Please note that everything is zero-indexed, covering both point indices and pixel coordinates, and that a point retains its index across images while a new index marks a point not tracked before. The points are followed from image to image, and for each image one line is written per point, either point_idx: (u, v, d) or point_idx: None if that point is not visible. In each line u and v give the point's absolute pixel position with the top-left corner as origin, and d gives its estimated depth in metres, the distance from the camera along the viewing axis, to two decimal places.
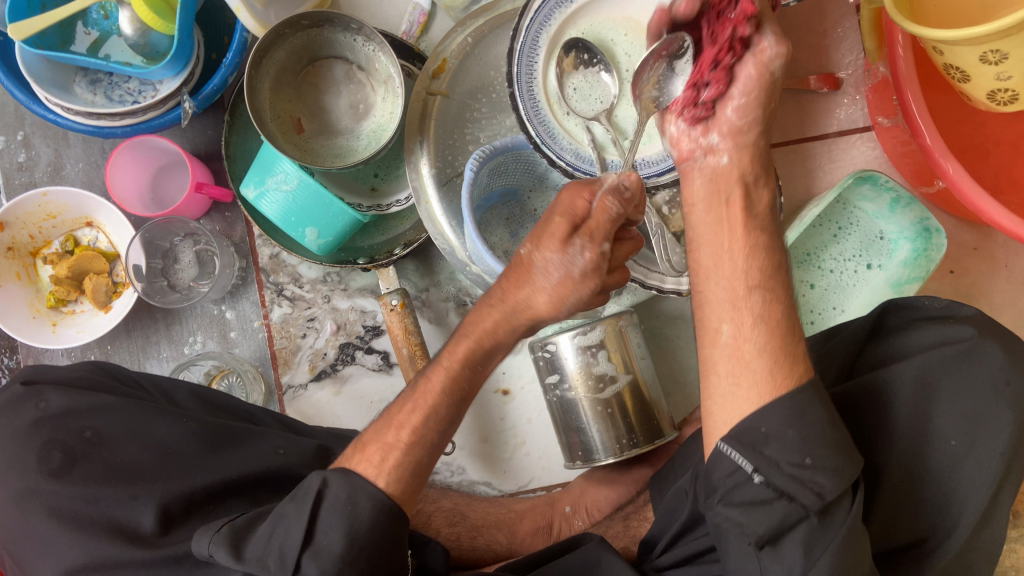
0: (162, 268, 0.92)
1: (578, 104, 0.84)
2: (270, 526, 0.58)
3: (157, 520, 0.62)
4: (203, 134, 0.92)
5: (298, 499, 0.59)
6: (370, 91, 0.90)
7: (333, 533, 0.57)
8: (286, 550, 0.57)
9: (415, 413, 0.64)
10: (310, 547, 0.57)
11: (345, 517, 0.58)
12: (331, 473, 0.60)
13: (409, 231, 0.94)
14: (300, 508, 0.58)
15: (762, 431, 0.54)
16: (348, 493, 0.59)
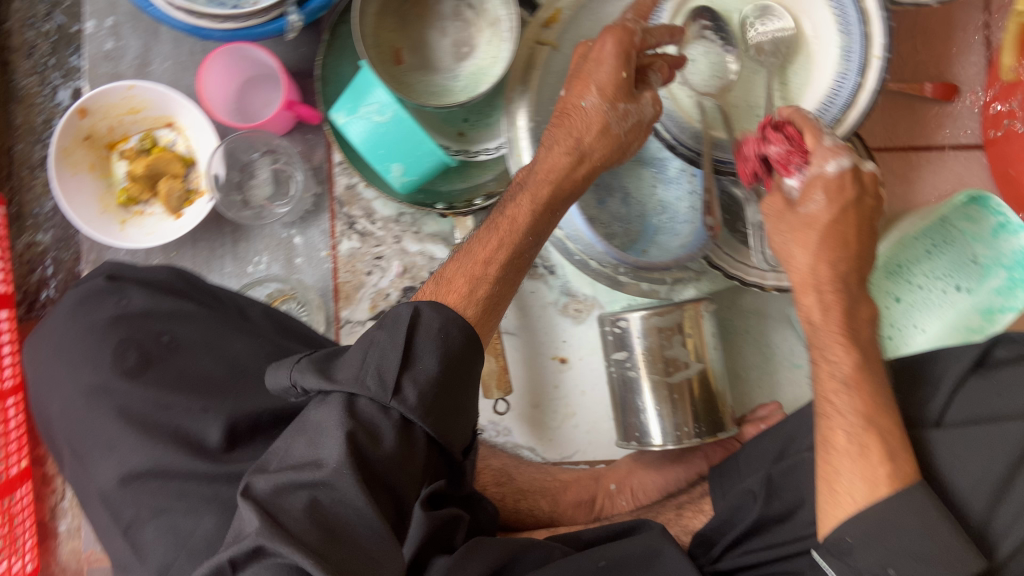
0: (238, 182, 0.89)
1: (693, 76, 0.80)
2: (361, 350, 0.53)
3: (222, 436, 0.59)
4: (298, 49, 0.89)
5: (388, 328, 0.54)
6: (476, 31, 0.87)
7: (430, 357, 0.53)
8: (385, 372, 0.52)
9: (499, 250, 0.63)
10: (409, 370, 0.52)
11: (442, 344, 0.54)
12: (422, 303, 0.56)
13: (492, 183, 0.91)
14: (397, 337, 0.53)
15: (846, 540, 0.57)
16: (432, 323, 0.55)
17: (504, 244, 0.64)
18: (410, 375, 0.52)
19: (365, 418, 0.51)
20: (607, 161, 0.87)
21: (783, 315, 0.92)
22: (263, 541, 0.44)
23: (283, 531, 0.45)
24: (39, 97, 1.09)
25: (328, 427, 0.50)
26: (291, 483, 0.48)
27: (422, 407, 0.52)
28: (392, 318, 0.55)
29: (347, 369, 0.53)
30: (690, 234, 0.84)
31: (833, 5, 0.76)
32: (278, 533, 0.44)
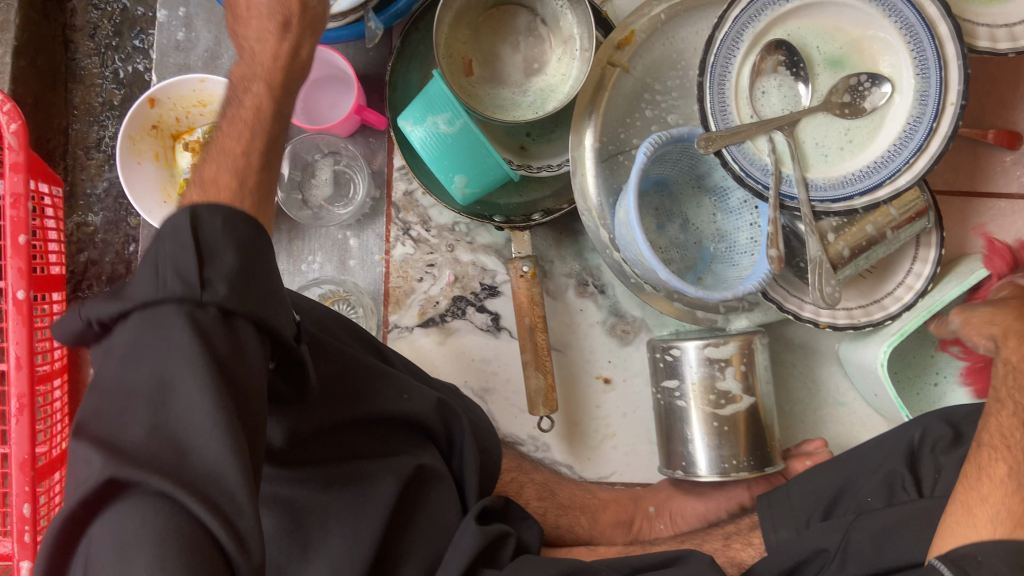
0: (299, 181, 0.90)
1: (763, 110, 0.81)
2: (150, 261, 0.45)
3: (285, 438, 0.60)
4: (367, 54, 0.89)
5: (167, 233, 0.45)
6: (547, 48, 0.86)
7: (226, 249, 0.45)
8: (183, 268, 0.44)
9: (246, 138, 0.54)
10: (211, 263, 0.45)
11: (232, 235, 0.46)
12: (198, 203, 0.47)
13: (550, 199, 0.91)
14: (180, 239, 0.44)
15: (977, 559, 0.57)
16: (175, 224, 0.45)
17: (246, 130, 0.55)
18: (212, 262, 0.45)
19: (178, 325, 0.43)
20: (667, 185, 0.88)
21: (833, 352, 0.93)
22: (115, 474, 0.39)
23: (132, 459, 0.40)
24: (100, 78, 1.09)
25: (143, 347, 0.43)
26: (119, 408, 0.42)
27: (233, 292, 0.45)
28: (169, 225, 0.45)
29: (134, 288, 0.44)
30: (749, 267, 0.82)
31: (914, 48, 0.76)
32: (124, 462, 0.39)
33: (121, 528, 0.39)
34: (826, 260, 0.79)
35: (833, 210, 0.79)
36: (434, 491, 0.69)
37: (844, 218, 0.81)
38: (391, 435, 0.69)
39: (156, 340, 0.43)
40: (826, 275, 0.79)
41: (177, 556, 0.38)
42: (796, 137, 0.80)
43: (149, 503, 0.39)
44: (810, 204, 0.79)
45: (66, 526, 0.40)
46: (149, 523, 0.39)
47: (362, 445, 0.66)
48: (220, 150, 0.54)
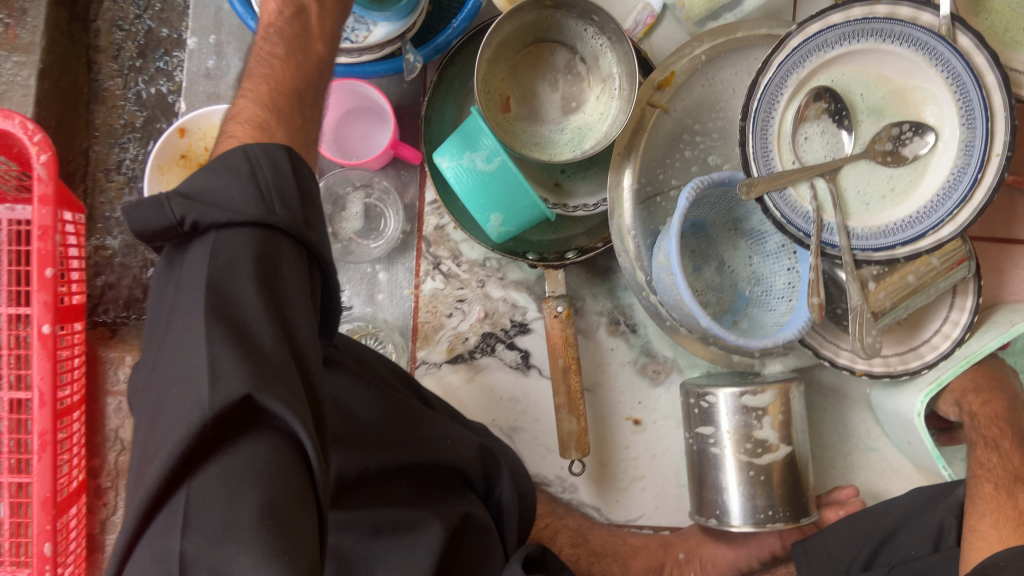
0: (330, 214, 0.89)
1: (805, 155, 0.80)
2: (257, 178, 0.45)
3: (335, 480, 0.58)
4: (402, 86, 0.88)
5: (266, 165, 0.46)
6: (585, 86, 0.86)
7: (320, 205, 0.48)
8: (294, 204, 0.46)
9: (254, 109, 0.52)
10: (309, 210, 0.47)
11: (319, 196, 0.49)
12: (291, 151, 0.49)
13: (583, 238, 0.90)
14: (282, 175, 0.46)
15: None
16: (266, 153, 0.46)
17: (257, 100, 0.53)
18: (311, 209, 0.47)
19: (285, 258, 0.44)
20: (702, 228, 0.89)
21: (865, 397, 0.92)
22: (257, 396, 0.39)
23: (270, 374, 0.40)
24: (123, 99, 1.07)
25: (256, 259, 0.43)
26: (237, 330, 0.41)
27: (321, 240, 0.47)
28: (267, 156, 0.46)
29: (235, 198, 0.44)
30: (787, 311, 0.81)
31: (959, 98, 0.75)
32: (267, 389, 0.39)
33: (240, 463, 0.39)
34: (866, 309, 0.78)
35: (874, 259, 0.78)
36: (482, 542, 0.68)
37: (885, 267, 0.80)
38: (428, 480, 0.68)
39: (271, 268, 0.43)
40: (867, 325, 0.78)
41: (286, 499, 0.39)
42: (838, 183, 0.79)
43: (272, 430, 0.40)
44: (851, 253, 0.78)
45: (179, 450, 0.38)
46: (268, 459, 0.39)
47: (400, 490, 0.64)
48: (240, 119, 0.52)
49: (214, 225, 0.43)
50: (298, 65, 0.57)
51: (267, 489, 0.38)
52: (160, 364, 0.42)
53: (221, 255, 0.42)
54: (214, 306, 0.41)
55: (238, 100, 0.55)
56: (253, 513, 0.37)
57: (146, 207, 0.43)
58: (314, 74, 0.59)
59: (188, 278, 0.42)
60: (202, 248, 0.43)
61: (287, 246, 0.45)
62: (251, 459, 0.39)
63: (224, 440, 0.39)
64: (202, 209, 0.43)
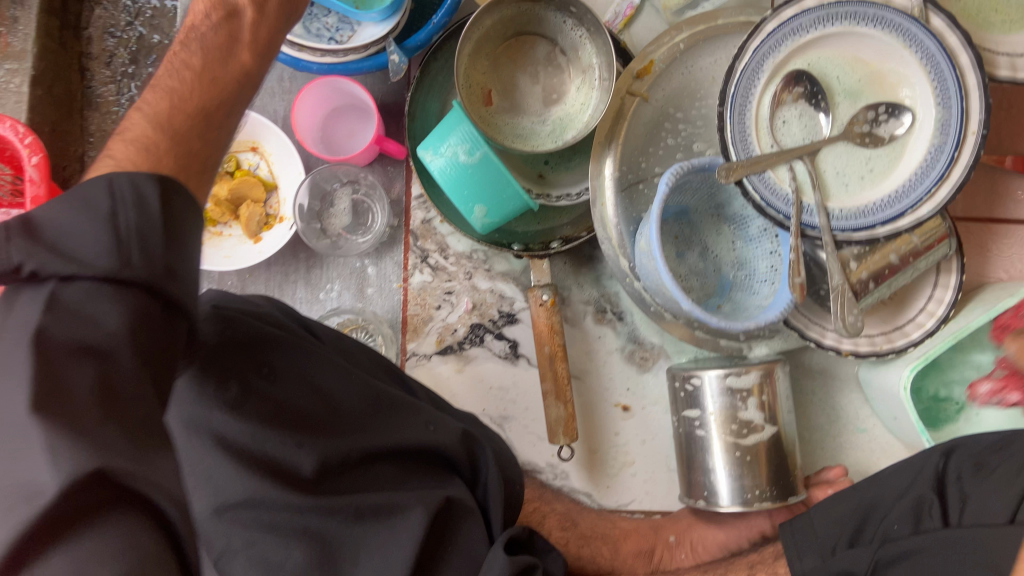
0: (318, 211, 0.90)
1: (784, 138, 0.80)
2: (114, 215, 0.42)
3: (317, 465, 0.60)
4: (386, 83, 0.90)
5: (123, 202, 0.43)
6: (566, 77, 0.87)
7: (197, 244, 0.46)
8: (153, 241, 0.42)
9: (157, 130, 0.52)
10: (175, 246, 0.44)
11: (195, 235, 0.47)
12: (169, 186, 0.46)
13: (568, 227, 0.91)
14: (147, 215, 0.43)
15: None
16: (131, 192, 0.43)
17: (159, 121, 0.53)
18: (177, 256, 0.44)
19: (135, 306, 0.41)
20: (686, 214, 0.89)
21: (851, 377, 0.93)
22: (105, 472, 0.34)
23: (115, 450, 0.35)
24: (116, 105, 1.09)
25: (100, 310, 0.39)
26: (68, 401, 0.36)
27: (190, 295, 0.44)
28: (132, 189, 0.43)
29: (85, 245, 0.41)
30: (770, 294, 0.82)
31: (935, 78, 0.76)
32: (116, 458, 0.35)
33: (84, 545, 0.33)
34: (847, 289, 0.79)
35: (854, 239, 0.79)
36: (465, 524, 0.69)
37: (864, 248, 0.81)
38: (410, 461, 0.69)
39: (117, 327, 0.39)
40: (848, 305, 0.79)
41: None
42: (817, 165, 0.80)
43: (123, 514, 0.35)
44: (832, 233, 0.78)
45: (6, 537, 0.32)
46: (125, 533, 0.34)
47: (383, 474, 0.66)
48: (129, 135, 0.51)
49: (57, 276, 0.40)
50: (214, 78, 0.58)
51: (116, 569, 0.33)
52: None
53: (63, 307, 0.39)
54: (46, 371, 0.36)
55: (134, 113, 0.54)
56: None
57: None
58: (230, 90, 0.59)
59: (14, 335, 0.37)
60: (38, 300, 0.39)
61: (138, 296, 0.41)
62: (99, 537, 0.34)
63: (64, 520, 0.34)
64: (45, 256, 0.40)
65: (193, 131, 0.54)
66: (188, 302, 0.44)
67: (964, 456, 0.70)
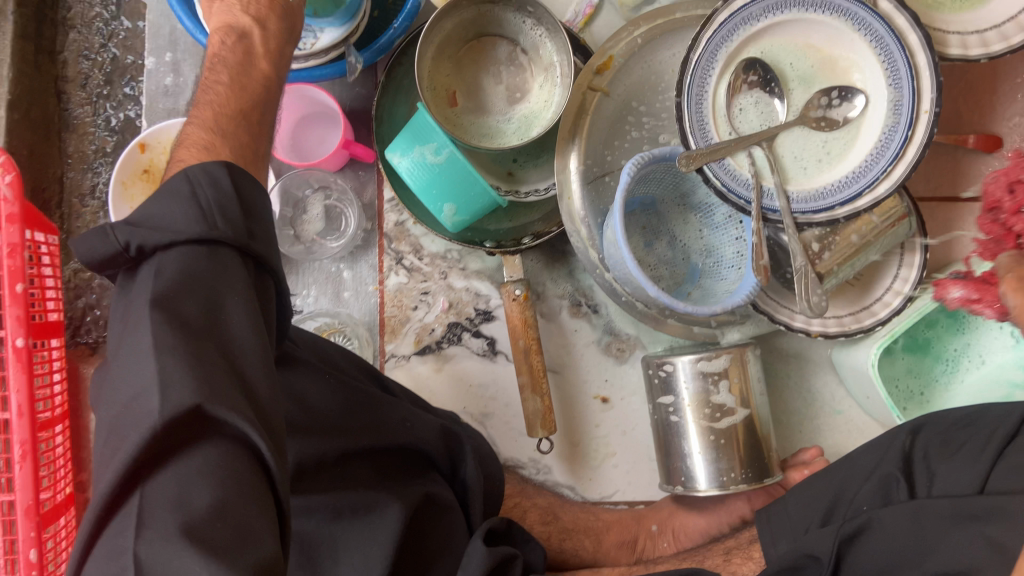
0: (291, 217, 0.91)
1: (741, 125, 0.83)
2: (193, 191, 0.46)
3: (295, 465, 0.58)
4: (353, 90, 0.92)
5: (204, 181, 0.47)
6: (528, 76, 0.89)
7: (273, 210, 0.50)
8: (231, 210, 0.47)
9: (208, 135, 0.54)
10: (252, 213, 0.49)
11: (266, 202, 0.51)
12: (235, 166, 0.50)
13: (539, 223, 0.92)
14: (223, 192, 0.47)
15: None
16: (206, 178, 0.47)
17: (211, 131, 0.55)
18: (254, 221, 0.48)
19: (225, 263, 0.45)
20: (653, 205, 0.90)
21: (825, 359, 0.94)
22: (205, 405, 0.40)
23: (216, 389, 0.41)
24: (92, 126, 1.11)
25: (195, 270, 0.44)
26: (186, 333, 0.42)
27: (270, 253, 0.49)
28: (205, 174, 0.47)
29: (175, 220, 0.45)
30: (736, 280, 0.83)
31: (884, 59, 0.78)
32: (215, 397, 0.40)
33: (194, 466, 0.40)
34: (811, 269, 0.81)
35: (815, 221, 0.81)
36: (444, 519, 0.69)
37: (826, 229, 0.83)
38: (389, 459, 0.68)
39: (211, 285, 0.44)
40: (812, 285, 0.80)
41: (241, 490, 0.40)
42: (774, 149, 0.82)
43: (220, 442, 0.41)
44: (792, 216, 0.80)
45: (135, 455, 0.39)
46: (222, 460, 0.40)
47: (362, 476, 0.64)
48: (188, 144, 0.54)
49: (157, 247, 0.45)
50: (243, 87, 0.60)
51: (222, 490, 0.40)
52: (110, 394, 0.42)
53: (166, 272, 0.44)
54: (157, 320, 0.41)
55: (186, 126, 0.57)
56: (206, 508, 0.39)
57: (93, 237, 0.45)
58: (259, 93, 0.61)
59: (135, 299, 0.43)
60: (147, 271, 0.44)
61: (228, 256, 0.46)
62: (205, 459, 0.40)
63: (176, 447, 0.40)
64: (144, 232, 0.45)
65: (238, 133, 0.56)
66: (271, 259, 0.49)
67: (930, 434, 0.70)
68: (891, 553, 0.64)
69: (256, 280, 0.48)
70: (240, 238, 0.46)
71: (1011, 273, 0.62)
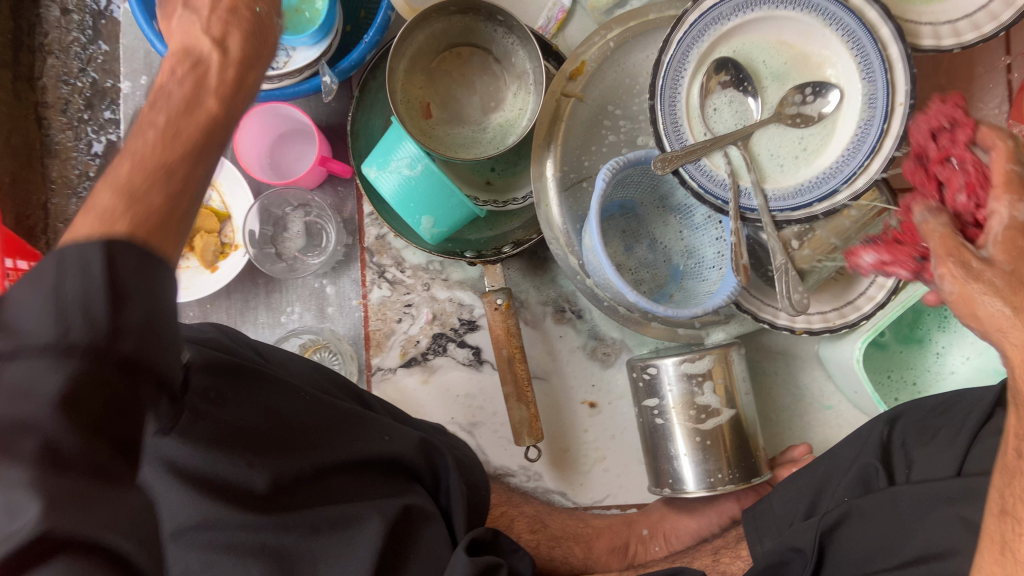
0: (272, 235, 0.92)
1: (716, 125, 0.82)
2: (46, 275, 0.35)
3: (270, 482, 0.59)
4: (328, 106, 0.92)
5: (60, 263, 0.36)
6: (503, 85, 0.89)
7: (148, 292, 0.37)
8: (88, 302, 0.35)
9: (149, 167, 0.44)
10: (118, 301, 0.36)
11: (128, 259, 0.38)
12: (118, 240, 0.38)
13: (519, 231, 0.92)
14: (89, 277, 0.36)
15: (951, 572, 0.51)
16: (83, 257, 0.36)
17: (156, 160, 0.45)
18: (131, 304, 0.36)
19: (57, 384, 0.33)
20: (633, 208, 0.90)
21: (813, 355, 0.94)
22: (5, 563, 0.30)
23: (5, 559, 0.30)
24: (74, 151, 1.11)
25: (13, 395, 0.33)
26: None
27: (173, 340, 0.39)
28: (76, 257, 0.36)
29: (27, 318, 0.34)
30: (718, 280, 0.83)
31: (857, 52, 0.77)
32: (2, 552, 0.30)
33: None
34: (790, 267, 0.80)
35: (793, 219, 0.81)
36: (425, 530, 0.69)
37: (803, 226, 0.83)
38: (369, 473, 0.68)
39: (43, 407, 0.33)
40: (793, 282, 0.80)
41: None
42: (750, 148, 0.82)
43: None
44: (770, 215, 0.81)
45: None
46: None
47: (343, 487, 0.65)
48: (104, 186, 0.43)
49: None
50: (218, 85, 0.51)
51: None
52: None
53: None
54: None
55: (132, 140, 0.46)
56: None
57: None
58: (208, 124, 0.49)
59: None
60: None
61: (66, 363, 0.34)
62: None
63: None
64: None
65: (155, 188, 0.43)
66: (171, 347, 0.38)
67: (906, 424, 0.70)
68: (870, 542, 0.65)
69: (128, 383, 0.36)
70: (99, 351, 0.35)
71: (948, 250, 0.46)
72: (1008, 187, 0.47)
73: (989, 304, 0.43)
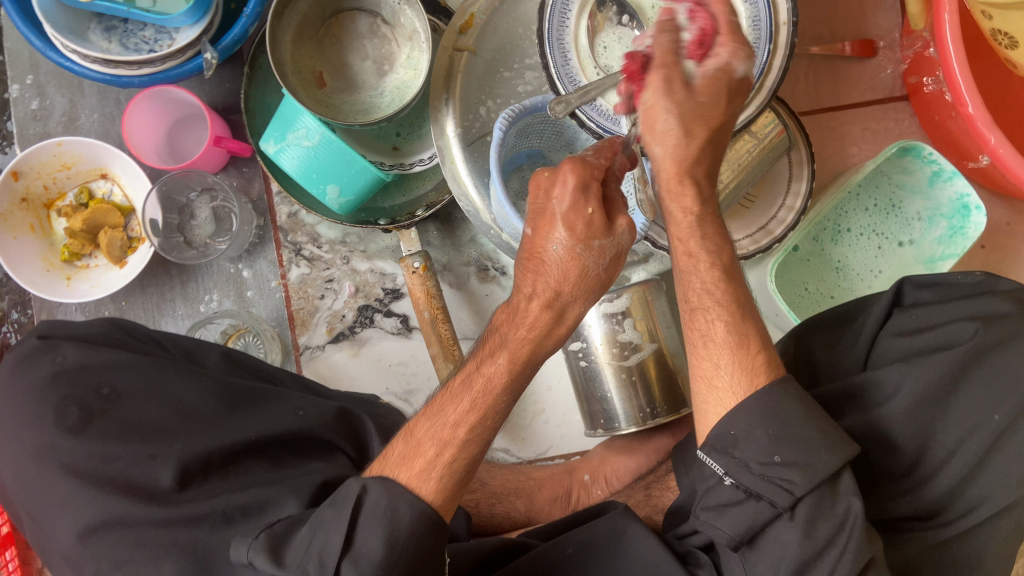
0: (178, 224, 0.91)
1: (609, 61, 0.80)
2: (310, 531, 0.55)
3: (174, 477, 0.61)
4: (222, 87, 0.91)
5: (338, 504, 0.55)
6: (394, 46, 0.88)
7: (372, 539, 0.53)
8: (326, 555, 0.53)
9: (470, 410, 0.58)
10: (349, 553, 0.53)
11: (384, 525, 0.53)
12: (371, 478, 0.56)
13: (431, 193, 0.91)
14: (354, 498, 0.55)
15: (731, 434, 0.57)
16: (387, 501, 0.54)
17: (478, 406, 0.58)
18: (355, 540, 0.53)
19: None
20: (541, 156, 0.87)
21: None
22: None
23: None
24: None
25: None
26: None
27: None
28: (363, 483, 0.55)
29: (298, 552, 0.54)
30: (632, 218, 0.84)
31: None
32: None
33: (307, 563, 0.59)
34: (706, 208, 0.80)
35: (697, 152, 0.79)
36: None
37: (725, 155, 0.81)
38: (281, 452, 0.68)
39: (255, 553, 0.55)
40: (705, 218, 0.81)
41: None
42: None
43: None
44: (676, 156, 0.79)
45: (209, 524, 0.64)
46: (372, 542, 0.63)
47: (257, 468, 0.66)
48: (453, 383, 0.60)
49: (136, 521, 0.58)
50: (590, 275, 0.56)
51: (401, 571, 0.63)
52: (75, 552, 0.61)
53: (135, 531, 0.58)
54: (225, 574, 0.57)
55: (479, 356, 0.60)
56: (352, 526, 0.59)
57: None
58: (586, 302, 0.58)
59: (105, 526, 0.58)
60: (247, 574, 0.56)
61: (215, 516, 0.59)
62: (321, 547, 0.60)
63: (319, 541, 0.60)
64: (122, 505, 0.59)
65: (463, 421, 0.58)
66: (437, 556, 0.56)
67: (812, 337, 0.73)
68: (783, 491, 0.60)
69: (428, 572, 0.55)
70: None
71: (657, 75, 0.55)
72: (733, 37, 0.56)
73: (665, 121, 0.56)
